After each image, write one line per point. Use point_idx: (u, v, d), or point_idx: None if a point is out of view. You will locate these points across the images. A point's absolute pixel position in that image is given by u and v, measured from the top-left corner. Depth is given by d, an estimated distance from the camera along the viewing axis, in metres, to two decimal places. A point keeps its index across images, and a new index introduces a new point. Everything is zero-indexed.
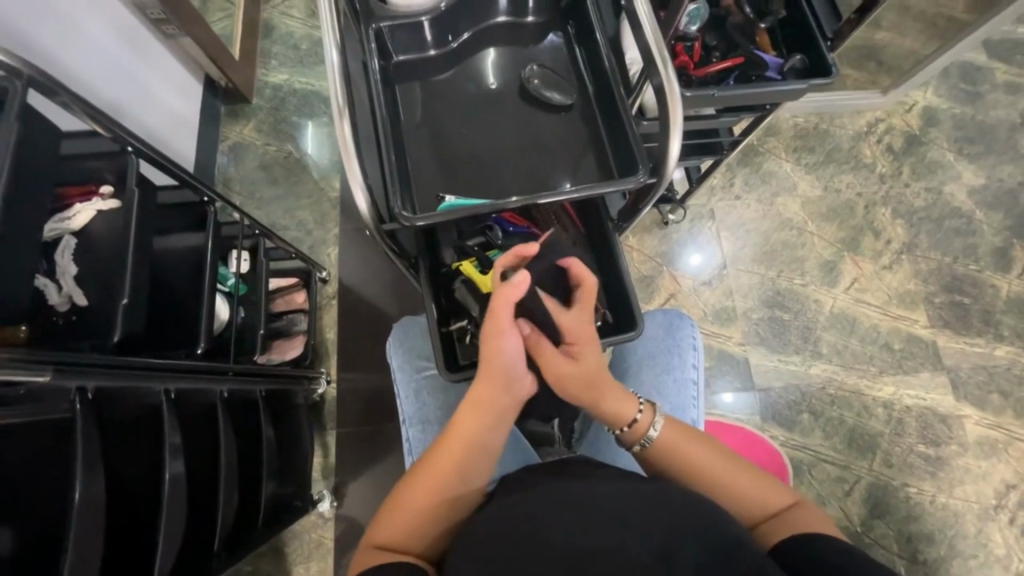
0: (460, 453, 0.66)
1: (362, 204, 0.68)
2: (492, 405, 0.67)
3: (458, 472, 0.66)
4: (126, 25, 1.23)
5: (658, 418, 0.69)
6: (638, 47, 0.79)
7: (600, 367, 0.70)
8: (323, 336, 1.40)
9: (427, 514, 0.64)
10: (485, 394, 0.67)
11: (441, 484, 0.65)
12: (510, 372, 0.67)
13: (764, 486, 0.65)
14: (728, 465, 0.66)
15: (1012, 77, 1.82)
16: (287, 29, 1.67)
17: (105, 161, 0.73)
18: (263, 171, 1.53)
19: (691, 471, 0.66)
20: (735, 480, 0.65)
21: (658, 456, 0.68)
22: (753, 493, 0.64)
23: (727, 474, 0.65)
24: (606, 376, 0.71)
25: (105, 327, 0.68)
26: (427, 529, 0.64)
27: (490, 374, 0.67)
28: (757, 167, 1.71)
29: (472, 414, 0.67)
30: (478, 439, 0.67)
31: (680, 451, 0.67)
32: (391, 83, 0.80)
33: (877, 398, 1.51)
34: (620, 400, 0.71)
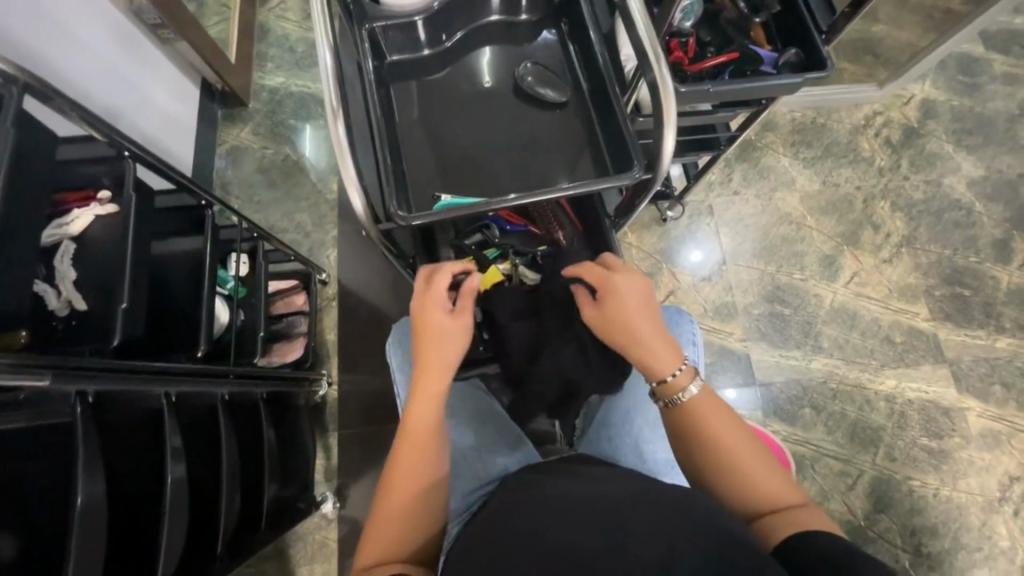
0: (414, 443, 0.67)
1: (358, 204, 0.68)
2: (431, 392, 0.68)
3: (418, 462, 0.67)
4: (123, 30, 1.23)
5: (696, 382, 0.67)
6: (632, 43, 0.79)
7: (639, 322, 0.69)
8: (323, 338, 1.41)
9: (406, 513, 0.65)
10: (425, 381, 0.69)
11: (411, 480, 0.66)
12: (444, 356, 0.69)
13: (772, 478, 0.63)
14: (741, 443, 0.65)
15: (1009, 68, 1.82)
16: (283, 32, 1.67)
17: (101, 165, 0.73)
18: (261, 174, 1.54)
19: (705, 441, 0.65)
20: (746, 463, 0.64)
21: (681, 416, 0.67)
22: (762, 483, 0.62)
23: (738, 454, 0.64)
24: (648, 334, 0.69)
25: (104, 331, 0.68)
26: (410, 529, 0.65)
27: (427, 363, 0.69)
28: (755, 162, 1.71)
29: (424, 406, 0.68)
30: (428, 428, 0.68)
31: (697, 422, 0.66)
32: (386, 84, 0.80)
33: (878, 392, 1.51)
34: (666, 350, 0.68)
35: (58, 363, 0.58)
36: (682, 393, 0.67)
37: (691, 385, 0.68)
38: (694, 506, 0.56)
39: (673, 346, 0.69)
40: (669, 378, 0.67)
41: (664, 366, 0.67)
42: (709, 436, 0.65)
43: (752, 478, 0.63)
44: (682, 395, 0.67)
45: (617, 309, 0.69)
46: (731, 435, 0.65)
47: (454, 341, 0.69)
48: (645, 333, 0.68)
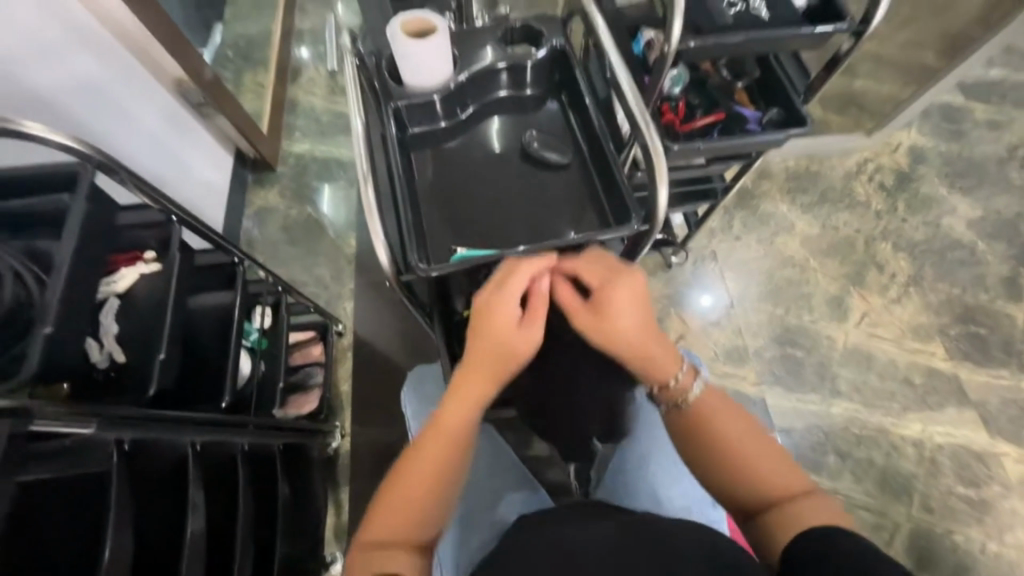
0: (437, 441, 0.66)
1: (382, 258, 0.73)
2: (471, 391, 0.67)
3: (441, 462, 0.66)
4: (173, 110, 1.38)
5: (695, 381, 0.68)
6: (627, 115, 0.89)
7: (635, 321, 0.68)
8: (337, 389, 1.43)
9: (410, 521, 0.63)
10: (470, 381, 0.67)
11: (427, 467, 0.65)
12: (495, 358, 0.67)
13: (777, 470, 0.64)
14: (747, 437, 0.66)
15: (991, 115, 1.91)
16: (310, 105, 1.85)
17: (152, 229, 0.81)
18: (285, 232, 1.64)
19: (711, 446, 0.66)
20: (755, 458, 0.65)
21: (682, 420, 0.68)
22: (769, 475, 0.64)
23: (746, 450, 0.65)
24: (643, 332, 0.68)
25: (141, 383, 0.72)
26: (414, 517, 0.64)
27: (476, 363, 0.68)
28: (754, 208, 1.77)
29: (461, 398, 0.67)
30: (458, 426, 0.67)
31: (704, 417, 0.67)
32: (407, 151, 0.89)
33: (904, 436, 1.46)
34: (662, 353, 0.69)
35: (103, 413, 0.63)
36: (683, 395, 0.68)
37: (692, 385, 0.68)
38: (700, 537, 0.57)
39: (666, 346, 0.69)
40: (669, 381, 0.68)
41: (658, 371, 0.68)
42: (713, 434, 0.66)
43: (759, 472, 0.64)
44: (683, 398, 0.68)
45: (614, 315, 0.68)
46: (734, 429, 0.66)
47: (518, 350, 0.67)
48: (637, 330, 0.68)
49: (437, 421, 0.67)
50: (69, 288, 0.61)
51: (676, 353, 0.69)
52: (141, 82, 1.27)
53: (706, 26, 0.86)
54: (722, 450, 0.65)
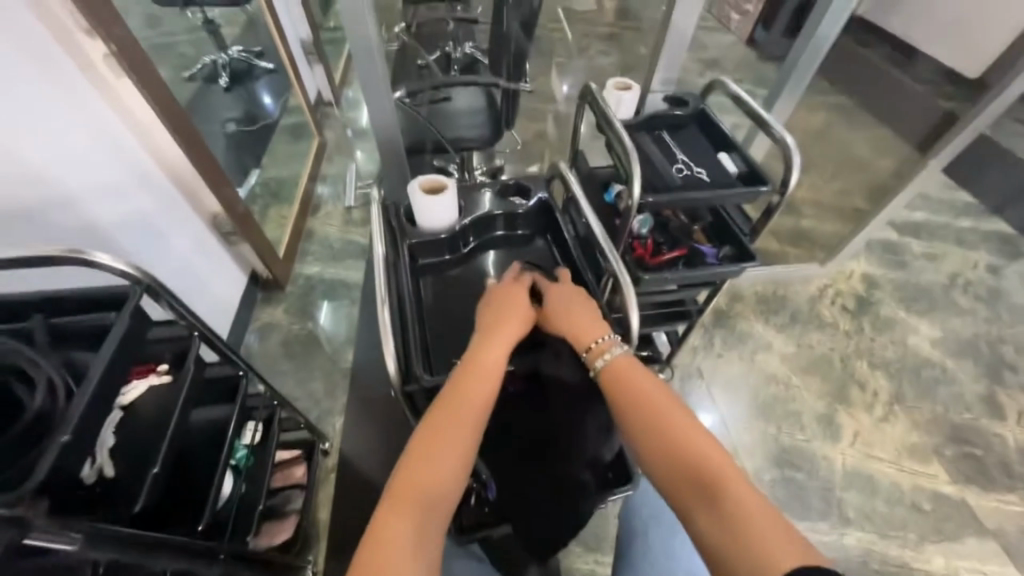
0: (428, 465, 0.63)
1: (391, 368, 0.80)
2: (465, 407, 0.69)
3: (435, 484, 0.62)
4: (204, 239, 1.54)
5: (618, 347, 0.77)
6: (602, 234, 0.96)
7: (578, 308, 0.83)
8: (316, 517, 1.33)
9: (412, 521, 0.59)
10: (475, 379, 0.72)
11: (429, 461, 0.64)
12: (484, 370, 0.73)
13: (708, 449, 0.63)
14: (677, 417, 0.67)
15: (925, 248, 2.19)
16: (325, 234, 2.07)
17: (171, 342, 0.88)
18: (284, 348, 1.70)
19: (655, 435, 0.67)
20: (685, 435, 0.65)
21: (614, 388, 0.74)
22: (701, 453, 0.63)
23: (677, 427, 0.66)
24: (587, 313, 0.83)
25: (127, 500, 0.70)
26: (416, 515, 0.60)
27: (465, 380, 0.72)
28: (731, 328, 1.90)
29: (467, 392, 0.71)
30: (452, 447, 0.65)
31: (634, 395, 0.71)
32: (418, 275, 1.01)
33: (929, 574, 1.35)
34: (594, 324, 0.81)
35: (92, 528, 0.58)
36: (605, 354, 0.77)
37: (615, 347, 0.78)
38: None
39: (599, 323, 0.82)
40: (592, 344, 0.79)
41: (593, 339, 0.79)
42: (644, 410, 0.69)
43: (689, 448, 0.64)
44: (605, 357, 0.77)
45: (561, 302, 0.84)
46: (665, 408, 0.69)
47: (507, 343, 0.77)
48: (583, 313, 0.83)
49: (422, 448, 0.65)
50: (94, 402, 0.62)
51: (607, 325, 0.82)
52: (184, 216, 1.44)
53: (661, 186, 1.07)
54: (652, 430, 0.67)
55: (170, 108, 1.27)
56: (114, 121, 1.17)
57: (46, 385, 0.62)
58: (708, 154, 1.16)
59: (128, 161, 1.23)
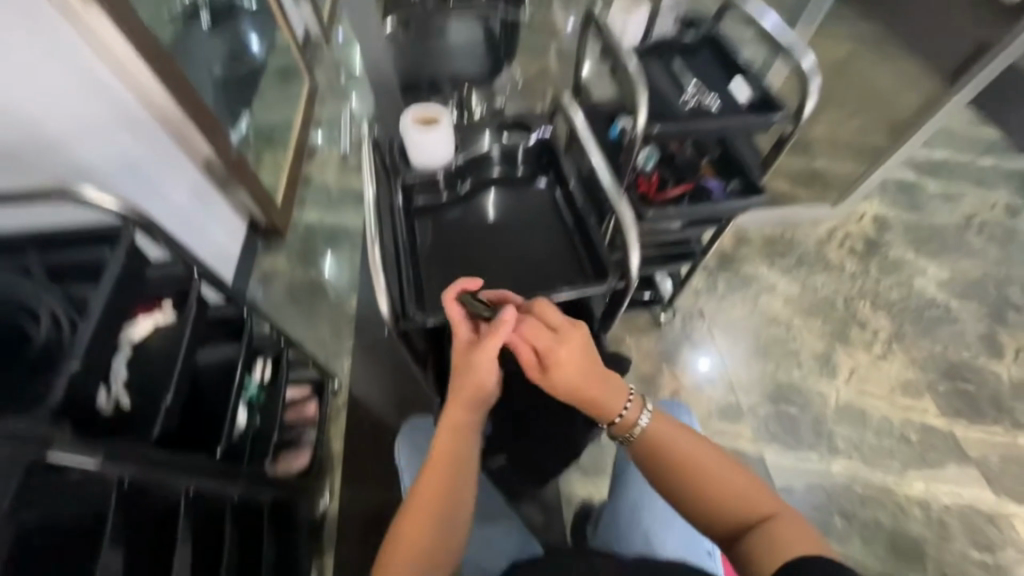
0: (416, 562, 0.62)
1: (382, 305, 0.79)
2: (452, 487, 0.66)
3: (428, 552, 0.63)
4: (206, 189, 1.48)
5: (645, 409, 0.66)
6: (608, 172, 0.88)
7: (574, 358, 0.65)
8: (329, 447, 1.41)
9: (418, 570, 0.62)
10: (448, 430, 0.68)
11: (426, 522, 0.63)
12: (460, 448, 0.68)
13: (712, 462, 0.63)
14: (679, 436, 0.66)
15: (942, 188, 2.10)
16: (322, 179, 2.02)
17: (172, 281, 0.89)
18: (289, 293, 1.71)
19: (670, 464, 0.63)
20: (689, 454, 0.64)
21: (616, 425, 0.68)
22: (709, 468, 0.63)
23: (680, 447, 0.64)
24: (589, 363, 0.66)
25: (146, 426, 0.74)
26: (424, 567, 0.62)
27: (437, 460, 0.67)
28: (736, 271, 1.88)
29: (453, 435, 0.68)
30: (438, 534, 0.64)
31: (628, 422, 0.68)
32: (412, 217, 0.98)
33: (910, 497, 1.42)
34: (614, 393, 0.67)
35: (111, 446, 0.60)
36: (634, 430, 0.65)
37: (642, 416, 0.66)
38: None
39: (608, 381, 0.67)
40: (617, 419, 0.66)
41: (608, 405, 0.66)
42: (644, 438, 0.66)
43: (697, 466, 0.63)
44: (634, 433, 0.65)
45: (566, 365, 0.65)
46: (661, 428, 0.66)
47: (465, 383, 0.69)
48: (578, 363, 0.65)
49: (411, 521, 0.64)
50: (96, 335, 0.64)
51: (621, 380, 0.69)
52: (179, 163, 1.38)
53: (668, 115, 1.02)
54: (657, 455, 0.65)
55: (146, 40, 1.14)
56: (84, 51, 1.07)
57: (50, 318, 0.65)
58: (720, 81, 1.09)
59: (110, 102, 1.16)
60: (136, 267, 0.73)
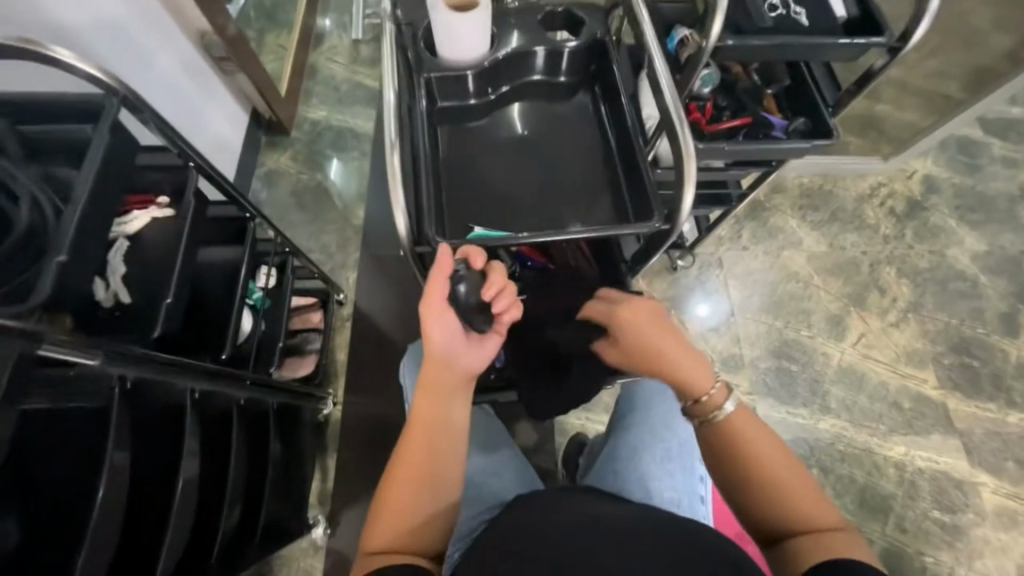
0: (403, 526, 0.62)
1: (400, 224, 0.72)
2: (434, 454, 0.66)
3: (411, 512, 0.63)
4: (195, 64, 1.36)
5: (732, 397, 0.65)
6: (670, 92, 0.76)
7: (659, 330, 0.71)
8: (333, 357, 1.43)
9: (405, 525, 0.63)
10: (429, 397, 0.67)
11: (412, 484, 0.64)
12: (442, 416, 0.67)
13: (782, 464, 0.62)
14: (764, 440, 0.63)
15: (1008, 151, 1.90)
16: (330, 72, 1.82)
17: (167, 174, 0.81)
18: (293, 197, 1.63)
19: (742, 453, 0.63)
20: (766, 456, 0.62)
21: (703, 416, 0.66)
22: (779, 470, 0.62)
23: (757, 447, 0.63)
24: (672, 333, 0.71)
25: (146, 324, 0.71)
26: (418, 525, 0.63)
27: (418, 428, 0.66)
28: (764, 221, 1.77)
29: (432, 401, 0.67)
30: (425, 500, 0.64)
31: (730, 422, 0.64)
32: (433, 125, 0.87)
33: (887, 458, 1.48)
34: (697, 367, 0.68)
35: (111, 347, 0.60)
36: (720, 411, 0.64)
37: (728, 400, 0.64)
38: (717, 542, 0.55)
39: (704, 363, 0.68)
40: (705, 397, 0.65)
41: (698, 386, 0.66)
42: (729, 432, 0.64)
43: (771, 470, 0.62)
44: (720, 414, 0.64)
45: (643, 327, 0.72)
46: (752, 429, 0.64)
47: (444, 352, 0.67)
48: (666, 337, 0.70)
49: (396, 480, 0.64)
50: (84, 219, 0.59)
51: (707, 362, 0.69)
52: (165, 29, 1.24)
53: (745, 27, 0.85)
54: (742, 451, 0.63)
55: None
56: None
57: (30, 200, 0.59)
58: None
59: None
60: (124, 153, 0.66)
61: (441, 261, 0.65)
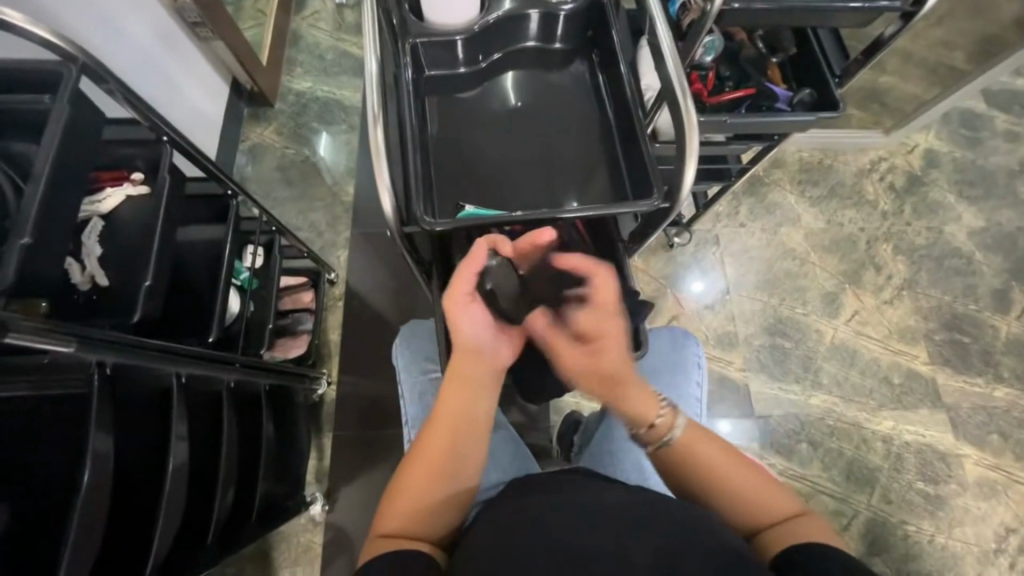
0: (419, 512, 0.62)
1: (387, 205, 0.69)
2: (456, 443, 0.65)
3: (427, 499, 0.62)
4: (164, 27, 1.27)
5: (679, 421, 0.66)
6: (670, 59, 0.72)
7: (622, 360, 0.68)
8: (326, 337, 1.41)
9: (416, 512, 0.62)
10: (457, 387, 0.67)
11: (428, 472, 0.63)
12: (469, 405, 0.66)
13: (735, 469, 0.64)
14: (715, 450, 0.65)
15: (1011, 125, 1.87)
16: (313, 40, 1.73)
17: (140, 148, 0.77)
18: (279, 173, 1.57)
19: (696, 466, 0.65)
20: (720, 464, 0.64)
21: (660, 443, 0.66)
22: (732, 473, 0.64)
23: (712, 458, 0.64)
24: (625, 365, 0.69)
25: (126, 307, 0.69)
26: (430, 514, 0.62)
27: (442, 415, 0.66)
28: (762, 197, 1.74)
29: (459, 390, 0.67)
30: (443, 488, 0.63)
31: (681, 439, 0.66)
32: (421, 96, 0.83)
33: (876, 432, 1.51)
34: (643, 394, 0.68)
35: (83, 333, 0.58)
36: (670, 434, 0.65)
37: (677, 419, 0.66)
38: (701, 522, 0.56)
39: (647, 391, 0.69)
40: (656, 421, 0.66)
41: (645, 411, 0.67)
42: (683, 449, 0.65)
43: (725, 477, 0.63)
44: (671, 436, 0.65)
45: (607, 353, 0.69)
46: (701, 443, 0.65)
47: (471, 341, 0.68)
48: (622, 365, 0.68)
49: (413, 465, 0.64)
50: (48, 200, 0.56)
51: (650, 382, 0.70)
52: None
53: None
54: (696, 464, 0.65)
55: None
56: None
57: None
58: None
59: None
60: (88, 127, 0.62)
61: (475, 254, 0.67)
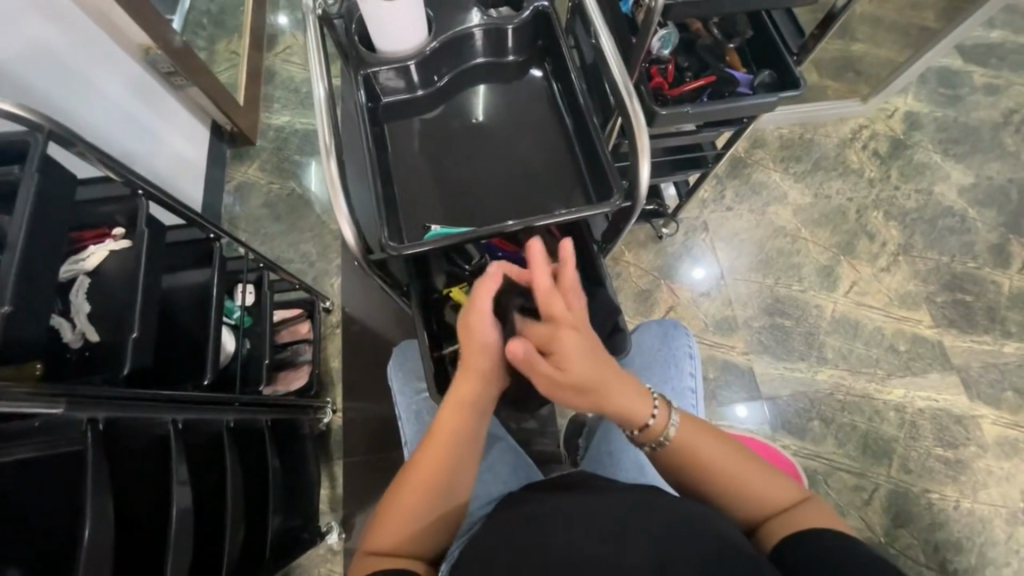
0: (408, 532, 0.63)
1: (350, 235, 0.70)
2: (451, 468, 0.64)
3: (414, 520, 0.63)
4: (138, 80, 1.30)
5: (674, 416, 0.63)
6: (614, 63, 0.73)
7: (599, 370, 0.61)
8: (327, 365, 1.42)
9: (405, 530, 0.63)
10: (455, 411, 0.65)
11: (427, 491, 0.63)
12: (464, 431, 0.65)
13: (739, 468, 0.62)
14: (726, 454, 0.63)
15: (990, 78, 1.86)
16: (287, 74, 1.76)
17: (118, 204, 0.79)
18: (267, 208, 1.59)
19: (698, 468, 0.63)
20: (726, 467, 0.62)
21: (666, 452, 0.64)
22: (736, 472, 0.62)
23: (722, 465, 0.62)
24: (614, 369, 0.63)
25: (115, 361, 0.71)
26: (421, 535, 0.63)
27: (440, 437, 0.65)
28: (746, 178, 1.74)
29: (459, 412, 0.65)
30: (432, 512, 0.63)
31: (691, 449, 0.63)
32: (380, 123, 0.84)
33: (887, 402, 1.49)
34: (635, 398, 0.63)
35: (70, 392, 0.60)
36: (665, 434, 0.63)
37: (670, 423, 0.63)
38: (703, 519, 0.56)
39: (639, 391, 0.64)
40: (649, 423, 0.63)
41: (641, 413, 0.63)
42: (690, 458, 0.63)
43: (732, 479, 0.62)
44: (664, 439, 0.63)
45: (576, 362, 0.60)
46: (708, 446, 0.63)
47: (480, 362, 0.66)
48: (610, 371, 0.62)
49: (409, 485, 0.64)
50: (24, 268, 0.58)
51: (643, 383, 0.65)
52: (99, 46, 1.19)
53: None
54: (701, 468, 0.63)
55: None
56: None
57: None
58: None
59: None
60: (58, 193, 0.64)
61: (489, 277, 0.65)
